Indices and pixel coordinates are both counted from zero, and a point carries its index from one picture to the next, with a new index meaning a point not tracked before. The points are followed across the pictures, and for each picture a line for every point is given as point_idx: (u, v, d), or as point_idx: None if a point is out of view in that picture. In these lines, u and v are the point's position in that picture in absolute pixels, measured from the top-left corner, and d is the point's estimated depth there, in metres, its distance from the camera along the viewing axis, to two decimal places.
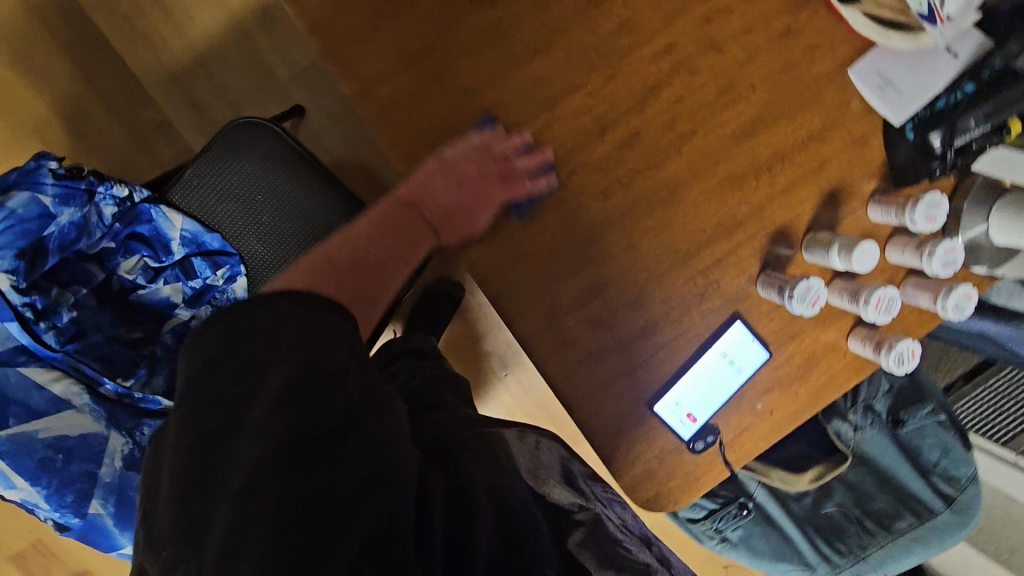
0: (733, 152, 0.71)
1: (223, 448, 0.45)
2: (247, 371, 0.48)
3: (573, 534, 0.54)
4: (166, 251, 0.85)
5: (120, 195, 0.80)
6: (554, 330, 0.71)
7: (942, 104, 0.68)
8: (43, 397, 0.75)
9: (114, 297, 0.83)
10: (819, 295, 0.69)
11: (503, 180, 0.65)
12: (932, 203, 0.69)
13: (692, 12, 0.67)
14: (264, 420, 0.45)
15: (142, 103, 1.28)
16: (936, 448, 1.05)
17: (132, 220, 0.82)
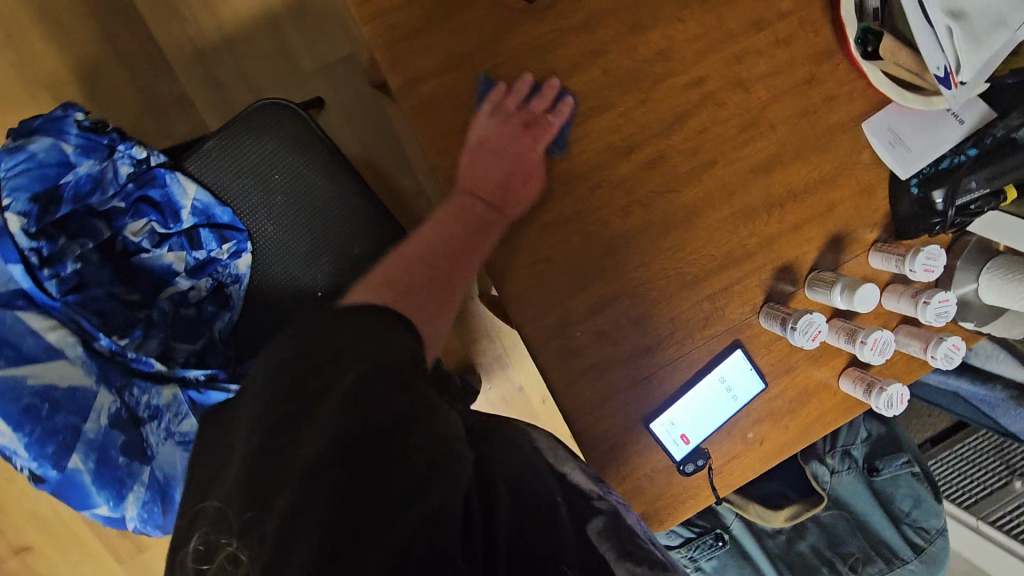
0: (750, 186, 0.73)
1: (289, 433, 0.47)
2: (312, 374, 0.50)
3: (596, 521, 0.59)
4: (176, 219, 0.83)
5: (139, 155, 0.78)
6: (562, 338, 0.72)
7: (946, 164, 0.73)
8: (39, 343, 0.63)
9: (116, 257, 0.81)
10: (820, 330, 0.72)
11: (528, 130, 0.65)
12: (932, 254, 0.72)
13: (724, 49, 0.70)
14: (332, 408, 0.46)
15: (162, 76, 1.28)
16: (908, 498, 1.08)
17: (146, 183, 0.80)
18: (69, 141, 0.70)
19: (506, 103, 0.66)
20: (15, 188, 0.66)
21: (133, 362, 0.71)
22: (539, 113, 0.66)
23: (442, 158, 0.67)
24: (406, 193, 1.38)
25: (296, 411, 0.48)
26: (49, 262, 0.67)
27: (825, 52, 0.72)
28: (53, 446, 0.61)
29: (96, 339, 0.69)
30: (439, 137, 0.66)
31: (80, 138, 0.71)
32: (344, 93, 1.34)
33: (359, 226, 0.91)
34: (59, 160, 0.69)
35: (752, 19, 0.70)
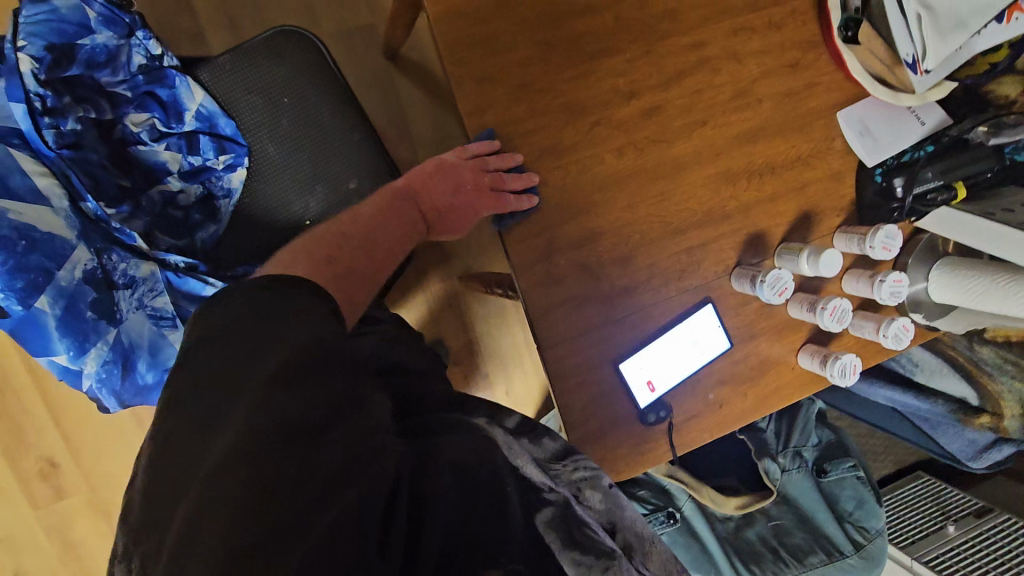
0: (734, 150, 0.79)
1: (209, 430, 0.43)
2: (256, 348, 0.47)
3: (543, 512, 0.49)
4: (179, 119, 0.83)
5: (154, 50, 0.79)
6: (546, 265, 0.74)
7: (907, 157, 0.81)
8: (26, 183, 0.62)
9: (113, 142, 0.79)
10: (786, 287, 0.76)
11: (488, 194, 0.70)
12: (890, 233, 0.78)
13: (725, 20, 0.76)
14: (257, 398, 0.43)
15: (179, 13, 1.30)
16: (853, 499, 1.12)
17: (155, 80, 0.81)
18: (93, 7, 0.73)
19: (486, 159, 0.70)
20: (33, 34, 0.68)
21: (116, 232, 0.70)
22: (506, 187, 0.70)
23: (458, 74, 0.68)
24: (402, 161, 1.42)
25: (229, 383, 0.46)
26: (52, 112, 0.67)
27: (809, 43, 0.80)
28: (20, 283, 0.58)
29: (83, 201, 0.69)
30: (457, 48, 0.67)
31: (103, 7, 0.74)
32: (356, 56, 1.38)
33: (357, 161, 0.92)
34: (80, 22, 0.72)
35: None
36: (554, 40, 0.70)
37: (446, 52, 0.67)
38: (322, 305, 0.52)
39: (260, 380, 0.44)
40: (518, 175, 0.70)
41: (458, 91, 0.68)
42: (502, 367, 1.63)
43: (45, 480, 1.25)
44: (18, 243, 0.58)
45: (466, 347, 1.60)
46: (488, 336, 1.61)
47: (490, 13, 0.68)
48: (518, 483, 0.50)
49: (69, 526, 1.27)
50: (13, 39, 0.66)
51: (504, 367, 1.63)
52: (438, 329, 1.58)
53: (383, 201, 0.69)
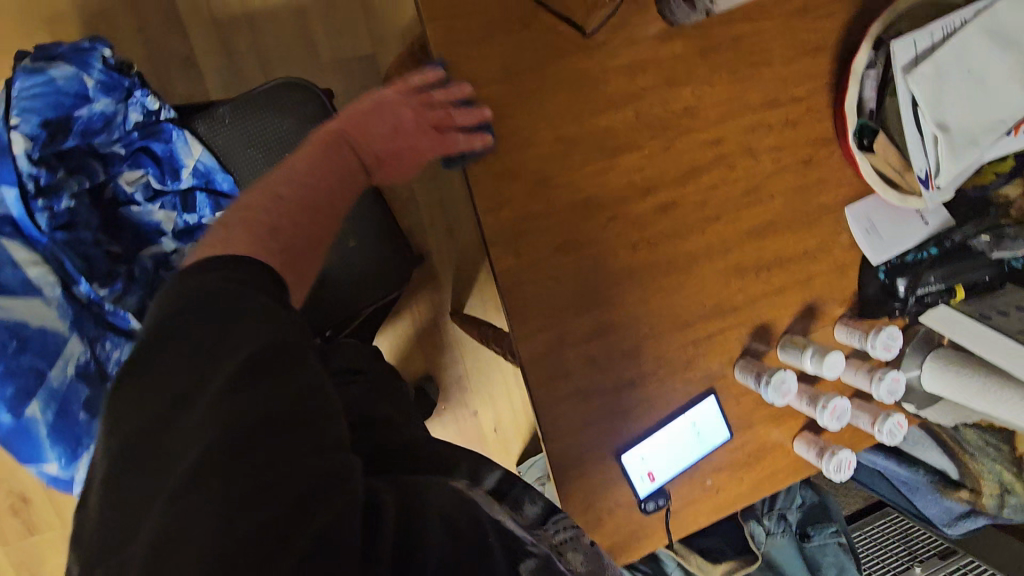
0: (744, 244, 0.79)
1: (163, 440, 0.37)
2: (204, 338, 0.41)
3: (526, 564, 0.44)
4: (175, 177, 0.78)
5: (152, 106, 0.75)
6: (555, 359, 0.73)
7: (911, 257, 0.82)
8: (17, 276, 0.65)
9: (102, 203, 0.76)
10: (789, 388, 0.76)
11: (435, 133, 0.63)
12: (891, 335, 0.79)
13: (743, 118, 0.75)
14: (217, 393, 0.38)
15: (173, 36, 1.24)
16: (834, 566, 1.15)
17: (150, 135, 0.76)
18: (90, 74, 0.70)
19: (431, 92, 0.62)
20: (26, 110, 0.66)
21: (109, 314, 0.71)
22: (454, 124, 0.63)
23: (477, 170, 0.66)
24: None
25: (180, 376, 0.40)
26: (43, 192, 0.67)
27: (823, 140, 0.80)
28: (9, 387, 0.59)
29: (76, 284, 0.69)
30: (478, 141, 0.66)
31: (102, 74, 0.71)
32: (356, 89, 1.34)
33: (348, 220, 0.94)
34: (77, 92, 0.69)
35: (769, 97, 0.76)
36: (575, 135, 0.69)
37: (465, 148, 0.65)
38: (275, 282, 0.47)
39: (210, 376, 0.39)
40: (475, 114, 0.63)
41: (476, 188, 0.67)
42: (490, 403, 1.61)
43: (16, 516, 1.20)
44: (8, 345, 0.60)
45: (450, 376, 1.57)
46: (478, 371, 1.58)
47: (513, 110, 0.66)
48: (500, 536, 0.45)
49: (40, 564, 1.23)
50: (7, 116, 0.66)
51: (492, 403, 1.61)
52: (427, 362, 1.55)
53: (313, 147, 0.58)
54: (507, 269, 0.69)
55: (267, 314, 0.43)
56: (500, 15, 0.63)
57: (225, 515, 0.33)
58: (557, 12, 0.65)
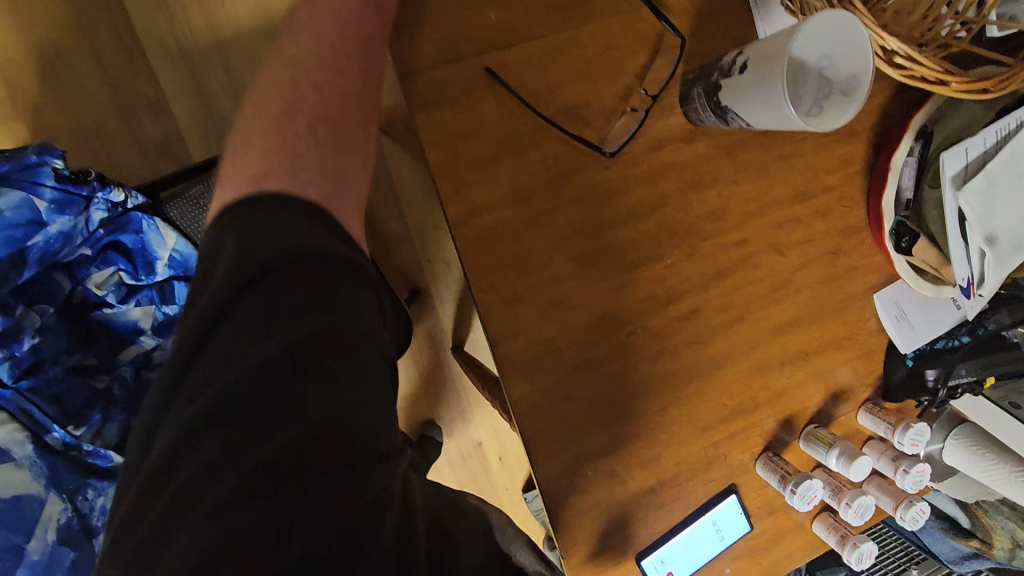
0: (768, 342, 0.75)
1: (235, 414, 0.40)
2: (270, 298, 0.43)
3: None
4: (149, 269, 0.82)
5: (114, 199, 0.78)
6: (572, 477, 0.69)
7: (940, 344, 0.79)
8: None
9: (72, 309, 0.79)
10: (816, 493, 0.74)
11: None
12: (920, 430, 0.76)
13: (768, 215, 0.70)
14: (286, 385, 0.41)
15: (119, 45, 1.01)
16: None
17: (118, 228, 0.80)
18: (44, 195, 0.74)
19: None
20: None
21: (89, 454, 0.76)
22: None
23: (490, 295, 0.61)
24: (391, 237, 1.19)
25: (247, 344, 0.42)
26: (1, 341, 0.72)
27: (853, 228, 0.74)
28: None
29: (49, 431, 0.75)
30: (487, 269, 0.61)
31: (55, 191, 0.74)
32: None
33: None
34: (29, 219, 0.73)
35: (797, 190, 0.71)
36: (593, 252, 0.63)
37: (474, 276, 0.61)
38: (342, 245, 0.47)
39: (273, 344, 0.42)
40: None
41: (487, 317, 0.62)
42: (500, 444, 1.33)
43: None
44: None
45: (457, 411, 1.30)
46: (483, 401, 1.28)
47: (528, 230, 0.61)
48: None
49: None
50: None
51: (500, 435, 1.32)
52: (425, 392, 1.27)
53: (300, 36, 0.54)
54: (522, 397, 0.64)
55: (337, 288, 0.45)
56: (508, 135, 0.59)
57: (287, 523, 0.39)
58: (572, 126, 0.61)
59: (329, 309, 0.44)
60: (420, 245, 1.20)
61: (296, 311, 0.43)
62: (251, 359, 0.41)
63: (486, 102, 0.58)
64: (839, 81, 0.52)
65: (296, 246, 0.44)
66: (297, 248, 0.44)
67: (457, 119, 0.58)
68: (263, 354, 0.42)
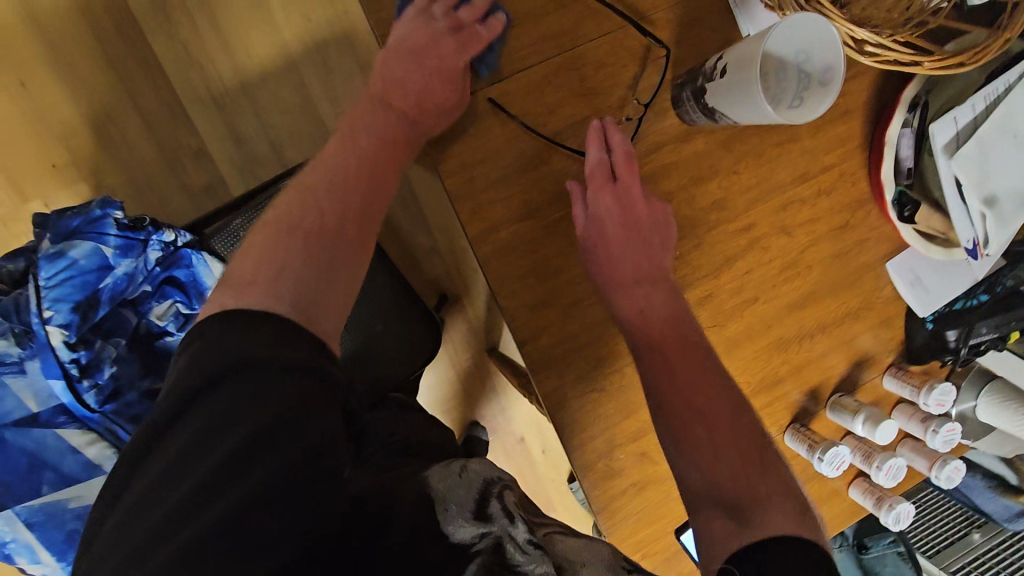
0: (784, 318, 0.78)
1: (196, 482, 0.39)
2: (230, 399, 0.43)
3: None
4: (202, 299, 0.79)
5: (167, 238, 0.76)
6: (607, 460, 0.75)
7: (959, 305, 0.80)
8: (78, 460, 0.72)
9: (139, 342, 0.77)
10: (844, 459, 0.77)
11: (455, 38, 0.61)
12: (944, 390, 0.78)
13: (770, 199, 0.74)
14: (247, 454, 0.41)
15: (157, 97, 1.06)
16: None
17: (172, 264, 0.78)
18: (108, 243, 0.74)
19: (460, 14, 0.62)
20: (57, 300, 0.71)
21: None
22: (468, 21, 0.62)
23: (512, 302, 0.67)
24: (420, 250, 1.26)
25: (220, 423, 0.42)
26: (86, 372, 0.72)
27: (858, 202, 0.77)
28: None
29: None
30: (510, 280, 0.67)
31: (118, 238, 0.75)
32: None
33: (383, 298, 0.81)
34: (99, 264, 0.74)
35: (799, 172, 0.74)
36: None
37: (496, 286, 0.67)
38: (312, 352, 0.48)
39: (224, 440, 0.41)
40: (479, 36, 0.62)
41: (512, 321, 0.68)
42: (540, 436, 1.39)
43: None
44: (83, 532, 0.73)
45: (497, 406, 1.36)
46: (520, 395, 1.34)
47: (541, 241, 0.67)
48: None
49: None
50: (40, 309, 0.70)
51: (541, 425, 1.38)
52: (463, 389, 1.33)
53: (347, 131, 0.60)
54: (552, 391, 0.70)
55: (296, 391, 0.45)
56: (516, 157, 0.65)
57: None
58: (575, 140, 0.67)
59: (286, 411, 0.43)
60: (449, 256, 1.27)
61: (273, 394, 0.44)
62: (200, 454, 0.41)
63: (493, 129, 0.65)
64: (816, 74, 0.56)
65: (266, 352, 0.46)
66: (271, 349, 0.46)
67: (469, 147, 0.64)
68: (210, 450, 0.41)
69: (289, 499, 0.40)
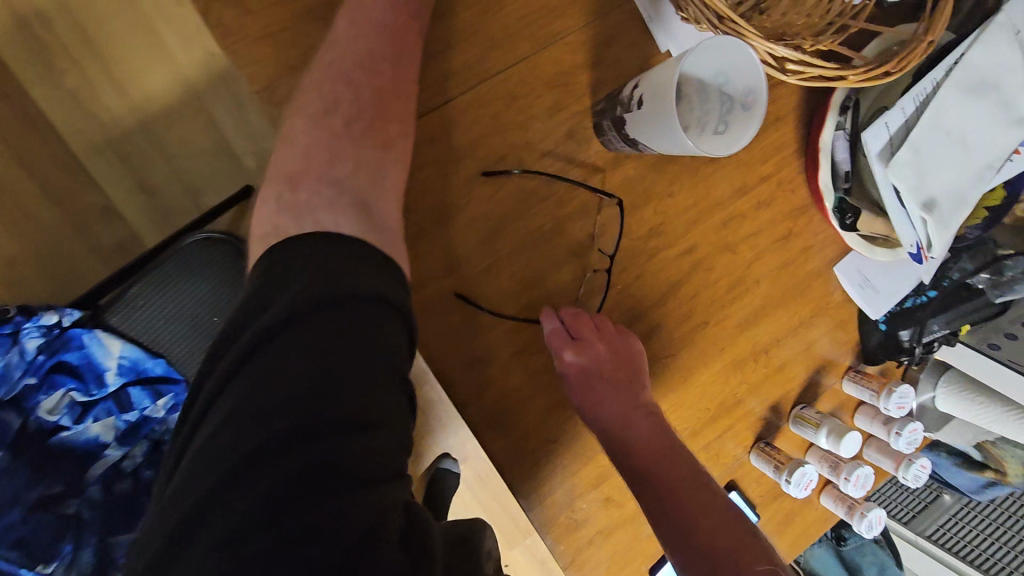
0: (738, 338, 0.74)
1: (288, 412, 0.38)
2: (306, 337, 0.41)
3: None
4: (99, 383, 0.65)
5: (46, 319, 0.64)
6: (569, 511, 0.69)
7: (909, 304, 0.79)
8: None
9: (26, 445, 0.63)
10: (811, 478, 0.76)
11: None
12: (904, 393, 0.77)
13: (710, 216, 0.70)
14: (328, 393, 0.39)
15: None
16: (875, 566, 1.28)
17: (59, 348, 0.64)
18: None
19: None
20: None
21: None
22: None
23: (444, 358, 0.62)
24: None
25: (308, 356, 0.40)
26: None
27: (799, 209, 0.74)
28: None
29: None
30: (440, 339, 0.61)
31: None
32: None
33: None
34: None
35: (736, 185, 0.71)
36: (541, 301, 0.64)
37: (424, 345, 0.61)
38: (380, 291, 0.45)
39: (302, 383, 0.39)
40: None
41: (447, 379, 0.62)
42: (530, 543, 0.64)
43: None
44: None
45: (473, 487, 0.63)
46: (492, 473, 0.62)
47: (469, 292, 0.62)
48: None
49: None
50: None
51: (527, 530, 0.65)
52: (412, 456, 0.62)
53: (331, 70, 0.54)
54: (501, 448, 0.65)
55: (374, 337, 0.43)
56: (432, 206, 0.60)
57: (304, 517, 0.35)
58: (493, 182, 0.62)
59: (365, 357, 0.42)
60: None
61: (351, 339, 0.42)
62: (279, 400, 0.38)
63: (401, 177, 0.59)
64: (738, 95, 0.52)
65: (344, 289, 0.43)
66: (344, 293, 0.43)
67: None
68: (289, 392, 0.39)
69: (368, 447, 0.39)
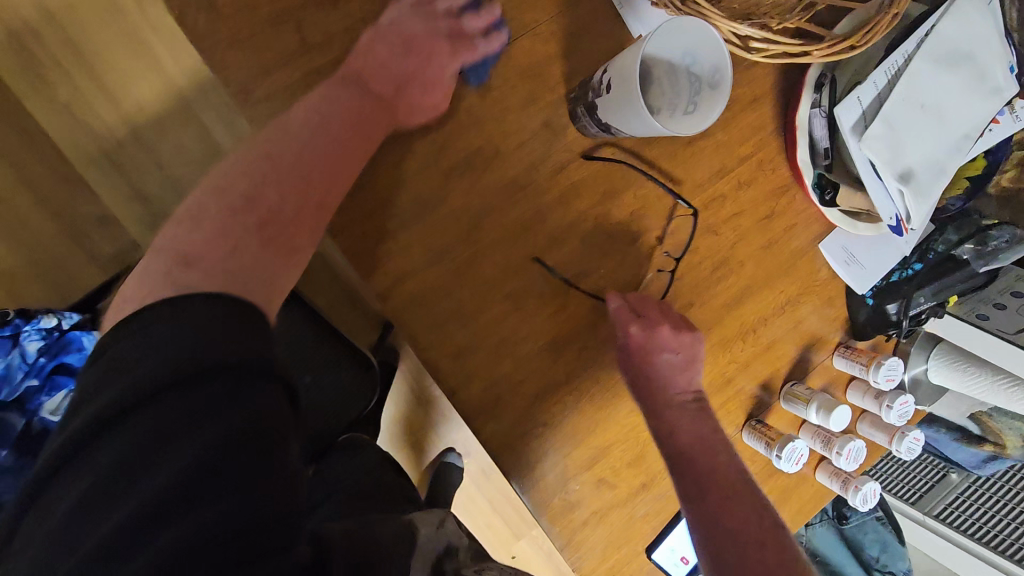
0: (725, 318, 0.75)
1: (127, 520, 0.30)
2: (153, 419, 0.32)
3: None
4: None
5: (46, 323, 0.65)
6: (563, 494, 0.70)
7: (894, 277, 0.79)
8: None
9: (30, 444, 0.65)
10: (802, 453, 0.77)
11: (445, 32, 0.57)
12: (892, 365, 0.77)
13: (691, 198, 0.71)
14: (186, 487, 0.30)
15: None
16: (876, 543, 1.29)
17: (60, 350, 0.66)
18: None
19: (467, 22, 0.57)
20: None
21: None
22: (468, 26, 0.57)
23: (430, 347, 0.63)
24: None
25: (155, 443, 0.31)
26: None
27: (780, 188, 0.74)
28: None
29: None
30: (426, 330, 0.63)
31: None
32: None
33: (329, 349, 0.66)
34: None
35: (715, 167, 0.72)
36: (524, 289, 0.65)
37: (411, 334, 0.62)
38: (261, 347, 0.36)
39: (150, 476, 0.31)
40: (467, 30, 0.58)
41: (434, 368, 0.63)
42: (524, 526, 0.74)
43: None
44: None
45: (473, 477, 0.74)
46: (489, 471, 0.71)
47: (453, 281, 0.63)
48: None
49: None
50: None
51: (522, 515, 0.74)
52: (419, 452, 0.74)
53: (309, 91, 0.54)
54: (492, 435, 0.65)
55: (248, 405, 0.33)
56: (412, 199, 0.62)
57: None
58: (471, 174, 0.63)
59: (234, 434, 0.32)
60: None
61: (214, 414, 0.32)
62: (119, 503, 0.30)
63: (381, 173, 0.61)
64: (706, 76, 0.53)
65: (204, 351, 0.34)
66: (203, 356, 0.33)
67: (358, 196, 0.60)
68: (136, 489, 0.30)
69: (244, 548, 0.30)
